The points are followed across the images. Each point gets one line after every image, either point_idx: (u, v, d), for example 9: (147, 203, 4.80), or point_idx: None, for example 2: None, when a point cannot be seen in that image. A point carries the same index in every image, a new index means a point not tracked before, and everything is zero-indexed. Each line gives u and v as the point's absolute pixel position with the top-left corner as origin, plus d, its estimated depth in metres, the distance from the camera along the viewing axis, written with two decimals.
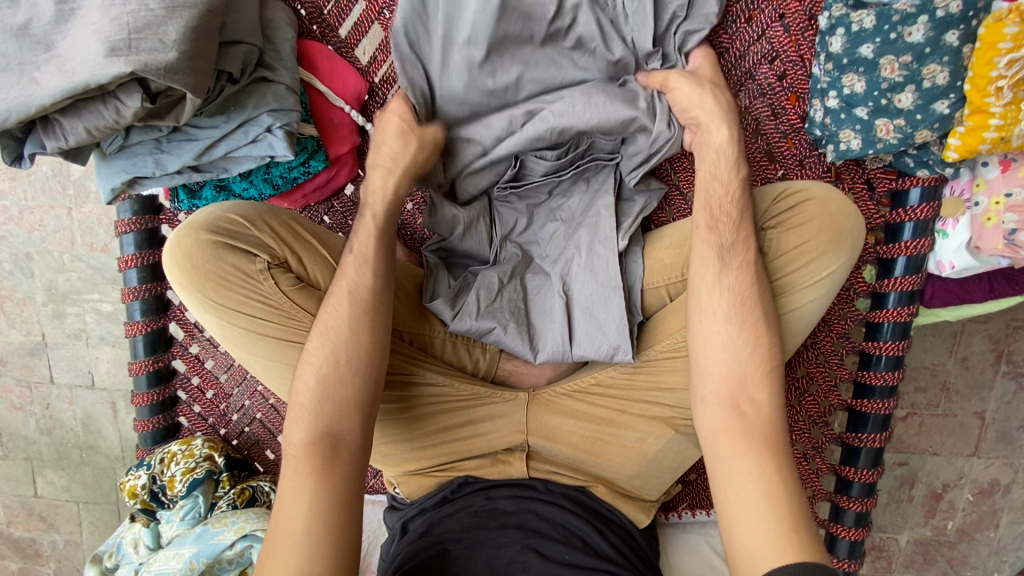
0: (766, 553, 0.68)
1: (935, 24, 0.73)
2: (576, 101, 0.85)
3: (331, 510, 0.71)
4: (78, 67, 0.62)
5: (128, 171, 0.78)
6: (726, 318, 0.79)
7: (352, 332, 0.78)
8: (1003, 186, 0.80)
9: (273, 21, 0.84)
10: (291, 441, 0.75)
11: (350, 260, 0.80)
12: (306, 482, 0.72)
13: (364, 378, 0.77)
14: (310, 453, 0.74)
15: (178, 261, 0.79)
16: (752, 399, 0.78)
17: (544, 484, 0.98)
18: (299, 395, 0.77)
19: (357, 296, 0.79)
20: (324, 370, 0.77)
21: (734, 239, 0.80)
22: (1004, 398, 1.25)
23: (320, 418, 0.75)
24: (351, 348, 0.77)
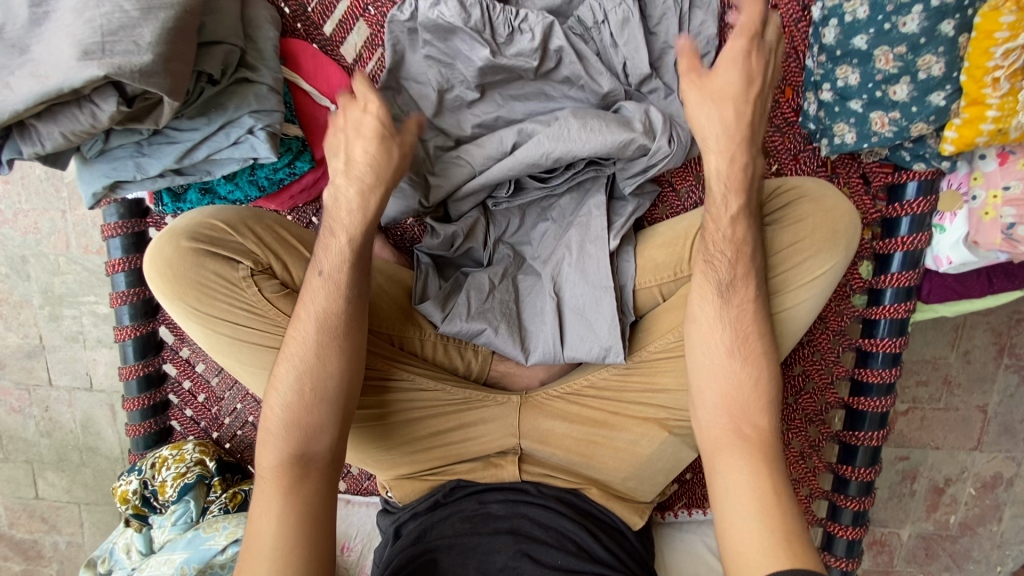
0: (759, 560, 0.67)
1: (930, 13, 0.72)
2: (571, 123, 0.84)
3: (296, 542, 0.71)
4: (51, 72, 0.61)
5: (109, 175, 0.77)
6: (722, 324, 0.78)
7: (319, 359, 0.75)
8: (1000, 179, 0.79)
9: (255, 19, 0.83)
10: (260, 463, 0.75)
11: (318, 283, 0.76)
12: (276, 505, 0.72)
13: (330, 404, 0.76)
14: (279, 476, 0.74)
15: (160, 269, 0.78)
16: (753, 424, 0.76)
17: (537, 486, 0.97)
18: (267, 419, 0.76)
19: (326, 321, 0.76)
20: (289, 399, 0.75)
21: (734, 270, 0.78)
22: (1007, 390, 1.24)
23: (286, 443, 0.74)
24: (316, 374, 0.75)
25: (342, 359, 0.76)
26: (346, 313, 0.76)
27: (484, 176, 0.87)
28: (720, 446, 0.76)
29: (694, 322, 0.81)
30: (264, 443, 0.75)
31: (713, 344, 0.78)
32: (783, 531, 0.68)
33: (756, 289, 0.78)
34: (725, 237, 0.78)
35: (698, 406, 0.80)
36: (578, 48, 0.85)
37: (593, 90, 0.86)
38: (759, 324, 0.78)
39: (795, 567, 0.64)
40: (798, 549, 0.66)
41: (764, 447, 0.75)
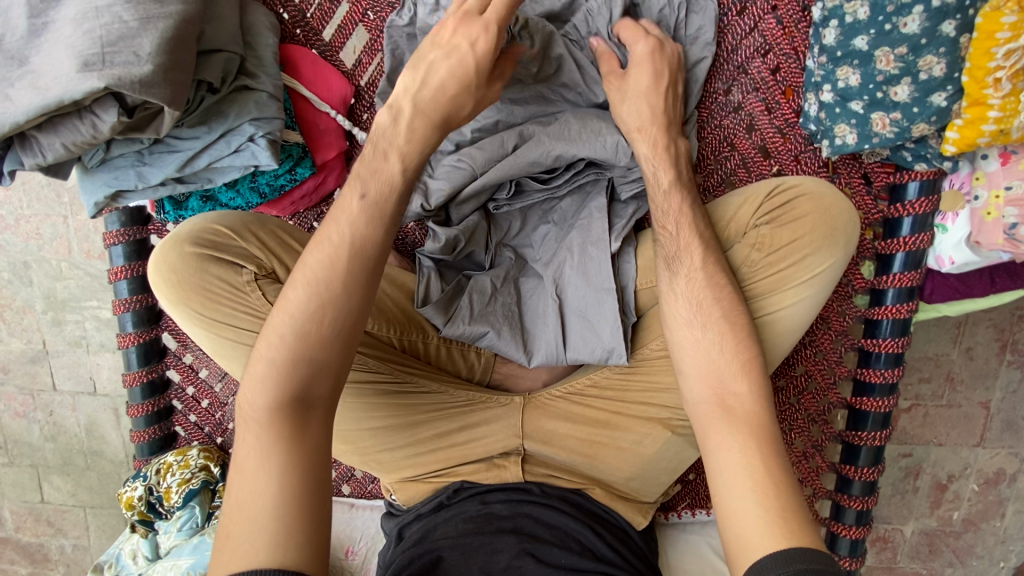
0: (756, 538, 0.66)
1: (931, 14, 0.71)
2: (571, 121, 0.86)
3: (295, 495, 0.63)
4: (51, 83, 0.61)
5: (111, 185, 0.77)
6: (674, 295, 0.81)
7: (343, 287, 0.69)
8: (1003, 179, 0.79)
9: (255, 26, 0.82)
10: (252, 403, 0.66)
11: (357, 206, 0.70)
12: (275, 450, 0.64)
13: (345, 342, 0.69)
14: (276, 419, 0.65)
15: (164, 274, 0.78)
16: (735, 392, 0.76)
17: (540, 487, 0.96)
18: (269, 349, 0.68)
19: (357, 249, 0.70)
20: (304, 326, 0.68)
21: (680, 241, 0.81)
22: (1009, 387, 1.24)
23: (290, 381, 0.66)
24: (335, 308, 0.68)
25: (367, 290, 0.70)
26: (380, 242, 0.71)
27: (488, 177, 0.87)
28: (708, 423, 0.76)
29: (677, 321, 0.81)
30: (264, 377, 0.66)
31: (674, 315, 0.81)
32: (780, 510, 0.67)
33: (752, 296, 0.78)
34: (667, 214, 0.82)
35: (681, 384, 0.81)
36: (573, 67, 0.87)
37: (588, 99, 0.89)
38: (713, 290, 0.80)
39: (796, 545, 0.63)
40: (796, 527, 0.65)
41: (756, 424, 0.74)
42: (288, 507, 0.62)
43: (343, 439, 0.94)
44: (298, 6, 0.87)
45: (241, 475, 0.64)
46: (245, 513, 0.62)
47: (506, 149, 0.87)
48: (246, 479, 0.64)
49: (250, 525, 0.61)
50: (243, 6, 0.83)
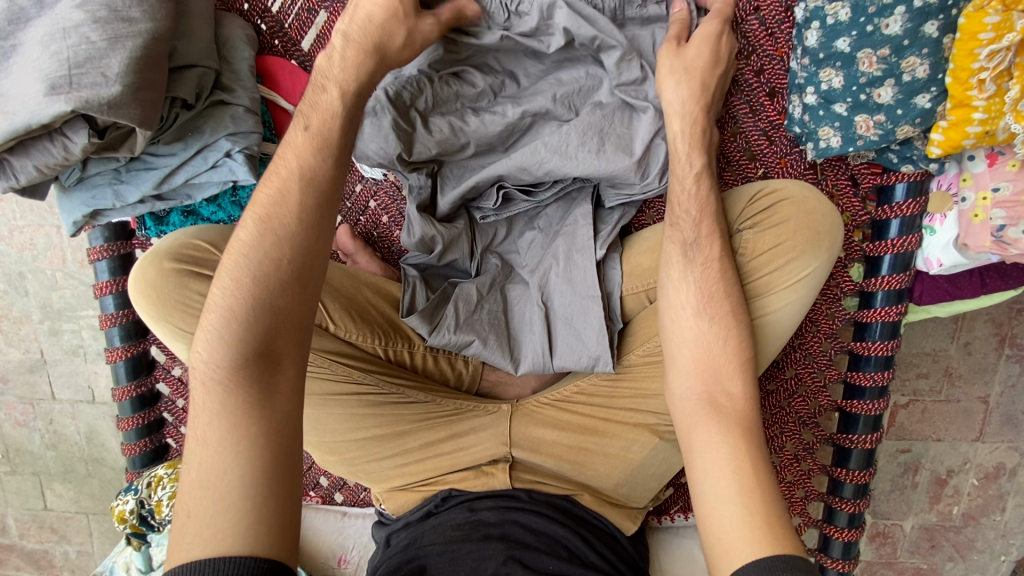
0: (738, 546, 0.65)
1: (913, 14, 0.70)
2: (573, 135, 0.82)
3: (269, 459, 0.63)
4: (19, 108, 0.61)
5: (88, 204, 0.77)
6: (686, 282, 0.79)
7: (297, 224, 0.67)
8: (990, 180, 0.78)
9: (230, 39, 0.82)
10: (216, 360, 0.65)
11: (301, 140, 0.69)
12: (241, 414, 0.63)
13: (303, 286, 0.68)
14: (241, 378, 0.64)
15: (143, 290, 0.78)
16: (728, 391, 0.76)
17: (529, 493, 0.96)
18: (225, 297, 0.66)
19: (308, 178, 0.69)
20: (262, 270, 0.66)
21: (699, 228, 0.79)
22: (1008, 380, 1.22)
23: (249, 335, 0.65)
24: (292, 243, 0.67)
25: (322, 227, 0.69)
26: (335, 181, 0.70)
27: (477, 173, 0.87)
28: (696, 418, 0.75)
29: (667, 319, 0.80)
30: (222, 329, 0.65)
31: (681, 305, 0.79)
32: (764, 515, 0.67)
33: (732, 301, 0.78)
34: (690, 197, 0.80)
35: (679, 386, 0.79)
36: (583, 12, 0.78)
37: (607, 47, 0.79)
38: (725, 282, 0.78)
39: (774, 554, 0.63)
40: (779, 534, 0.65)
41: (741, 420, 0.74)
42: (258, 472, 0.62)
43: (330, 450, 0.94)
44: (275, 16, 0.85)
45: (205, 446, 0.63)
46: (214, 481, 0.61)
47: (506, 144, 0.86)
48: (213, 447, 0.63)
49: (222, 501, 0.60)
50: (218, 20, 0.82)
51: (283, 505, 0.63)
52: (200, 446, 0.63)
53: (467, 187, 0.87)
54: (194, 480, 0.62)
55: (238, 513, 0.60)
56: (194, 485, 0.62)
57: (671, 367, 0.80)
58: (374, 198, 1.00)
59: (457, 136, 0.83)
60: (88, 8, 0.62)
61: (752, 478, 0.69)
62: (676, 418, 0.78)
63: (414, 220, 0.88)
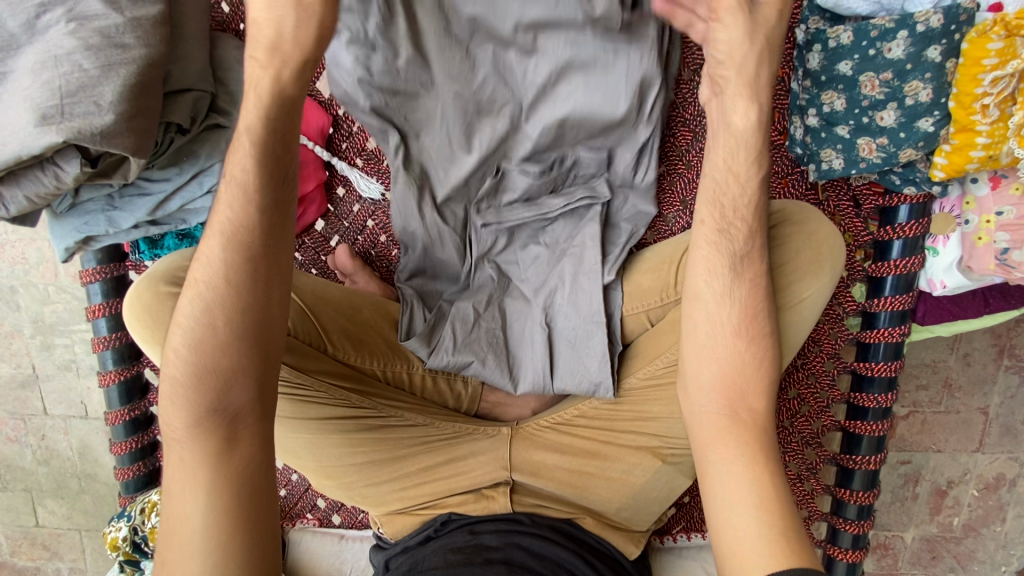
0: (756, 560, 0.66)
1: (915, 39, 0.70)
2: (551, 87, 0.83)
3: (234, 510, 0.65)
4: (8, 137, 0.59)
5: (80, 230, 0.75)
6: (701, 297, 0.76)
7: (224, 287, 0.66)
8: (993, 205, 0.78)
9: (225, 61, 0.81)
10: (173, 425, 0.66)
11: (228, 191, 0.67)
12: (199, 460, 0.65)
13: (242, 341, 0.66)
14: (197, 436, 0.65)
15: (137, 314, 0.76)
16: (751, 407, 0.74)
17: (530, 517, 0.95)
18: (170, 366, 0.67)
19: (235, 236, 0.66)
20: (195, 336, 0.66)
21: (752, 240, 0.74)
22: (1007, 392, 1.22)
23: (200, 397, 0.65)
24: (225, 306, 0.66)
25: (254, 275, 0.67)
26: (260, 228, 0.66)
27: (477, 140, 0.87)
28: (712, 434, 0.74)
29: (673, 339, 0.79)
30: (172, 394, 0.66)
31: (721, 319, 0.75)
32: (773, 528, 0.67)
33: (767, 311, 0.75)
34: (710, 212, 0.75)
35: (689, 400, 0.78)
36: None
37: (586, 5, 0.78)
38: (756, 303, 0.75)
39: (791, 565, 0.63)
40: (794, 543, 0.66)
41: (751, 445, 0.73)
42: (222, 516, 0.64)
43: (327, 475, 0.91)
44: None
45: (173, 499, 0.65)
46: (184, 529, 0.64)
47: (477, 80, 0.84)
48: (178, 496, 0.65)
49: (189, 542, 0.64)
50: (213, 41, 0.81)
51: (253, 539, 0.65)
52: (169, 499, 0.66)
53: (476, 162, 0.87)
54: (169, 522, 0.65)
55: (202, 552, 0.63)
56: (169, 531, 0.65)
57: (692, 381, 0.77)
58: (371, 218, 0.99)
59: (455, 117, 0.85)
60: (81, 34, 0.61)
61: (769, 488, 0.69)
62: (693, 430, 0.76)
63: (409, 211, 0.90)
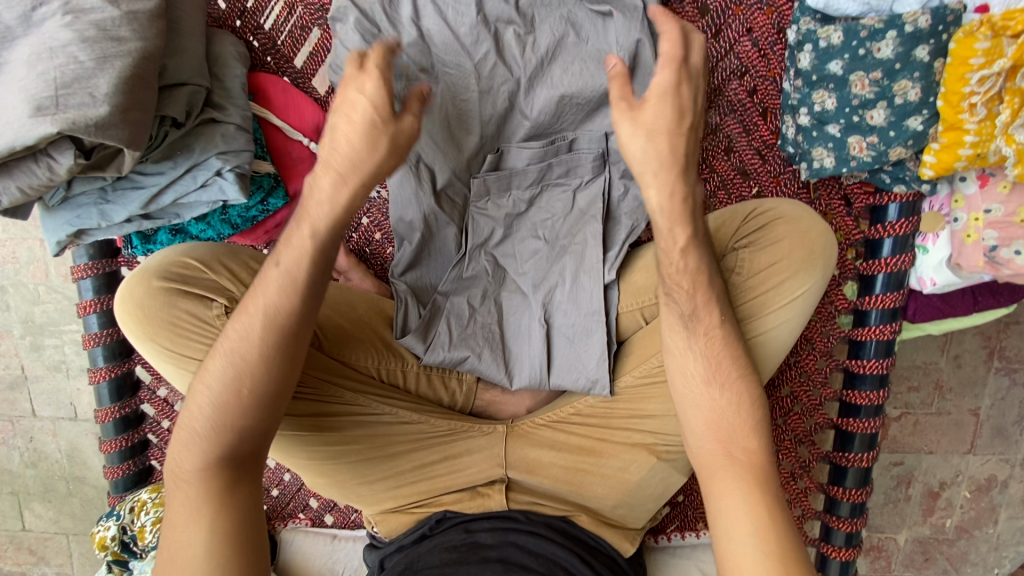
0: None
1: (904, 39, 0.71)
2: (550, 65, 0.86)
3: (234, 554, 0.66)
4: (3, 128, 0.59)
5: (73, 224, 0.75)
6: (690, 353, 0.77)
7: (258, 360, 0.68)
8: (981, 202, 0.79)
9: (221, 57, 0.81)
10: (181, 466, 0.68)
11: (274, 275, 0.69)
12: (204, 505, 0.67)
13: (265, 408, 0.69)
14: (204, 485, 0.67)
15: (131, 310, 0.76)
16: (742, 446, 0.75)
17: (525, 514, 0.95)
18: (191, 417, 0.69)
19: (272, 319, 0.69)
20: (221, 397, 0.68)
21: (694, 300, 0.76)
22: (998, 394, 1.24)
23: (212, 450, 0.68)
24: (254, 377, 0.68)
25: (288, 352, 0.70)
26: (299, 315, 0.70)
27: (479, 116, 0.88)
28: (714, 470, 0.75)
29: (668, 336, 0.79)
30: (188, 442, 0.68)
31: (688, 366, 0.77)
32: None
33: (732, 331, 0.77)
34: (680, 270, 0.75)
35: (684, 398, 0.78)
36: None
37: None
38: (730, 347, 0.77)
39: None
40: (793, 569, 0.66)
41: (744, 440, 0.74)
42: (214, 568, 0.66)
43: (320, 473, 0.91)
44: (268, 33, 0.87)
45: (173, 534, 0.67)
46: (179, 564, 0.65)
47: (478, 55, 0.86)
48: (174, 537, 0.67)
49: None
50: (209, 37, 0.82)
51: None
52: (167, 530, 0.67)
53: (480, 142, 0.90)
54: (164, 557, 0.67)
55: None
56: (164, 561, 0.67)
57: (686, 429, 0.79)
58: (366, 215, 1.00)
59: (457, 98, 0.87)
60: (77, 27, 0.61)
61: None
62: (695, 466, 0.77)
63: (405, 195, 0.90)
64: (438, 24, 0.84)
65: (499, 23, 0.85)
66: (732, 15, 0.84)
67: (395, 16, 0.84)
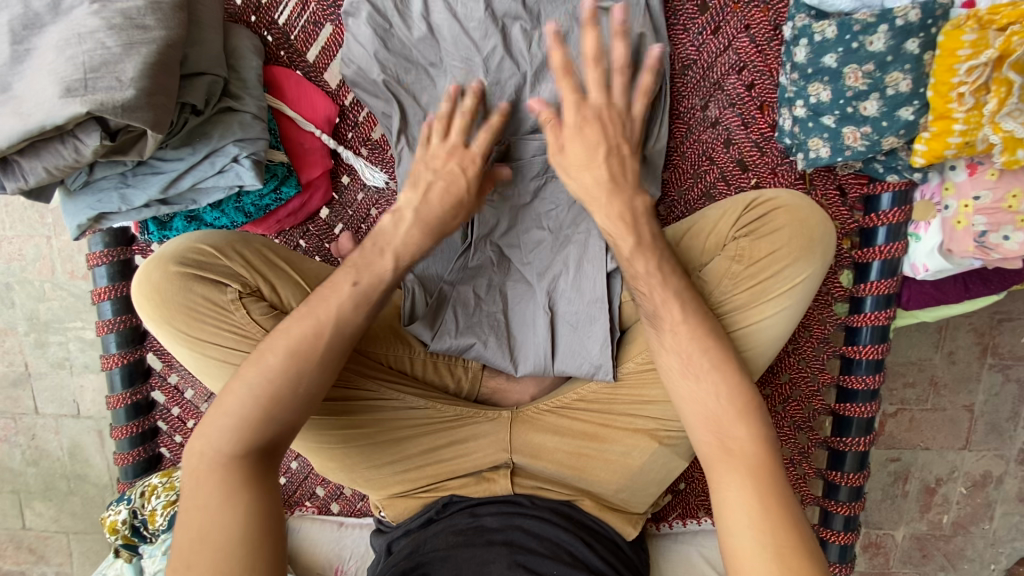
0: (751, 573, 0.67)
1: (895, 32, 0.74)
2: None
3: (263, 540, 0.67)
4: (33, 109, 0.61)
5: (93, 208, 0.77)
6: (665, 350, 0.80)
7: (320, 362, 0.73)
8: (971, 189, 0.82)
9: (238, 49, 0.84)
10: (214, 449, 0.69)
11: (348, 292, 0.75)
12: (242, 486, 0.68)
13: (312, 401, 0.73)
14: (242, 466, 0.68)
15: (147, 294, 0.78)
16: (734, 434, 0.75)
17: (531, 499, 0.97)
18: (232, 403, 0.71)
19: (340, 328, 0.74)
20: (270, 386, 0.71)
21: (657, 299, 0.79)
22: (992, 390, 1.26)
23: (250, 434, 0.69)
24: (312, 370, 0.72)
25: (345, 357, 0.76)
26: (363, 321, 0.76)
27: (488, 108, 0.90)
28: None
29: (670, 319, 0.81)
30: (228, 426, 0.69)
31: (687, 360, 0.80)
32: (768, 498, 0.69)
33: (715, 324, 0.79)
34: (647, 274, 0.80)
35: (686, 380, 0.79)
36: None
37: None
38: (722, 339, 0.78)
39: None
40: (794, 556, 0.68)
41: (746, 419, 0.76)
42: (246, 550, 0.65)
43: (329, 457, 0.92)
44: (282, 28, 0.90)
45: (204, 512, 0.66)
46: (212, 546, 0.65)
47: (486, 52, 0.88)
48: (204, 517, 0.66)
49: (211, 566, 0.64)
50: (228, 31, 0.85)
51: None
52: (196, 512, 0.66)
53: (486, 134, 0.92)
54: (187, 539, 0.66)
55: None
56: (192, 542, 0.66)
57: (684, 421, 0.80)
58: (374, 207, 0.99)
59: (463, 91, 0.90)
60: (104, 15, 0.64)
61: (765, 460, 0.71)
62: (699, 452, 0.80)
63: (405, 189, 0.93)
64: (447, 24, 0.87)
65: (508, 21, 0.87)
66: (730, 13, 0.88)
67: (407, 13, 0.87)
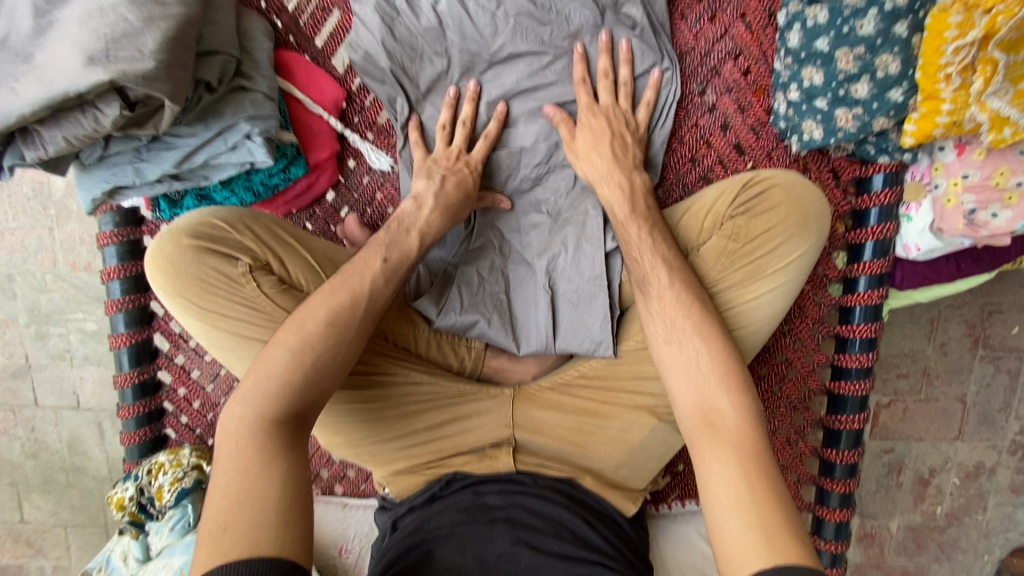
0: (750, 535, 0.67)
1: (884, 16, 0.77)
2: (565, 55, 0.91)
3: (296, 503, 0.68)
4: (56, 77, 0.64)
5: (108, 180, 0.80)
6: (647, 307, 0.85)
7: (353, 331, 0.78)
8: (959, 169, 0.84)
9: (250, 31, 0.87)
10: (246, 418, 0.71)
11: (379, 267, 0.82)
12: (281, 451, 0.70)
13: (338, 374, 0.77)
14: (277, 432, 0.71)
15: (161, 265, 0.81)
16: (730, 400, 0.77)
17: (532, 478, 0.98)
18: (263, 374, 0.73)
19: (373, 304, 0.80)
20: (304, 358, 0.74)
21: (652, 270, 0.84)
22: (983, 381, 1.29)
23: (284, 402, 0.72)
24: (344, 345, 0.77)
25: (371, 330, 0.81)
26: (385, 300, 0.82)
27: (494, 95, 0.92)
28: None
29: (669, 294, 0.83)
30: (262, 396, 0.72)
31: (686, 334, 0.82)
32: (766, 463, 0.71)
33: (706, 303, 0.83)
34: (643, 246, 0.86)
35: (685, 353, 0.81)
36: None
37: None
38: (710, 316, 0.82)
39: (776, 564, 0.63)
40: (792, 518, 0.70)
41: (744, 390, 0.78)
42: (282, 511, 0.67)
43: (335, 432, 0.94)
44: (291, 13, 0.93)
45: (245, 477, 0.68)
46: (248, 510, 0.65)
47: (492, 42, 0.90)
48: (245, 478, 0.68)
49: (254, 524, 0.65)
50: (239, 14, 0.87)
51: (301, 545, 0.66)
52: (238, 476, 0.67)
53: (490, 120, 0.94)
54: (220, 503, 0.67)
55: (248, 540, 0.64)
56: (227, 506, 0.66)
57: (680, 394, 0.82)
58: (380, 190, 1.01)
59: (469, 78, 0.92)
60: None
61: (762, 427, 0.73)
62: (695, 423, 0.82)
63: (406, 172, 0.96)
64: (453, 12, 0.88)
65: (516, 12, 0.88)
66: (726, 2, 0.91)
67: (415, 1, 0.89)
